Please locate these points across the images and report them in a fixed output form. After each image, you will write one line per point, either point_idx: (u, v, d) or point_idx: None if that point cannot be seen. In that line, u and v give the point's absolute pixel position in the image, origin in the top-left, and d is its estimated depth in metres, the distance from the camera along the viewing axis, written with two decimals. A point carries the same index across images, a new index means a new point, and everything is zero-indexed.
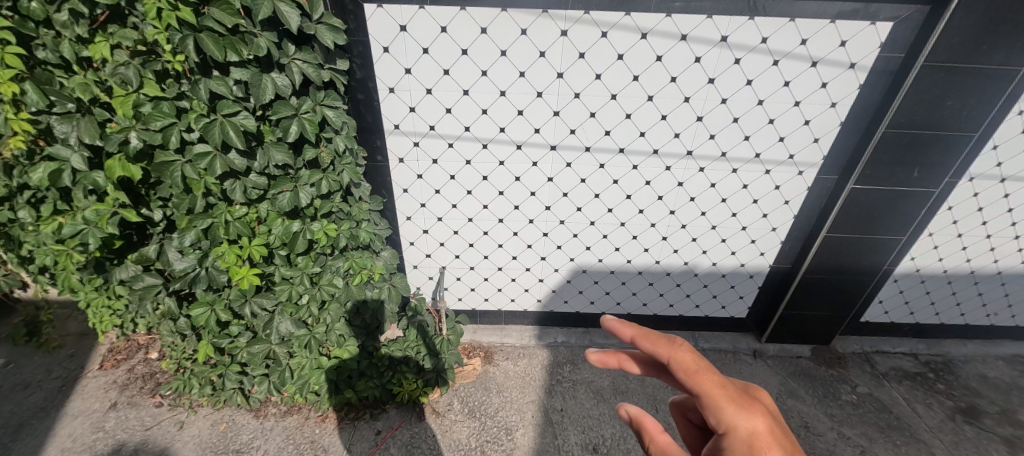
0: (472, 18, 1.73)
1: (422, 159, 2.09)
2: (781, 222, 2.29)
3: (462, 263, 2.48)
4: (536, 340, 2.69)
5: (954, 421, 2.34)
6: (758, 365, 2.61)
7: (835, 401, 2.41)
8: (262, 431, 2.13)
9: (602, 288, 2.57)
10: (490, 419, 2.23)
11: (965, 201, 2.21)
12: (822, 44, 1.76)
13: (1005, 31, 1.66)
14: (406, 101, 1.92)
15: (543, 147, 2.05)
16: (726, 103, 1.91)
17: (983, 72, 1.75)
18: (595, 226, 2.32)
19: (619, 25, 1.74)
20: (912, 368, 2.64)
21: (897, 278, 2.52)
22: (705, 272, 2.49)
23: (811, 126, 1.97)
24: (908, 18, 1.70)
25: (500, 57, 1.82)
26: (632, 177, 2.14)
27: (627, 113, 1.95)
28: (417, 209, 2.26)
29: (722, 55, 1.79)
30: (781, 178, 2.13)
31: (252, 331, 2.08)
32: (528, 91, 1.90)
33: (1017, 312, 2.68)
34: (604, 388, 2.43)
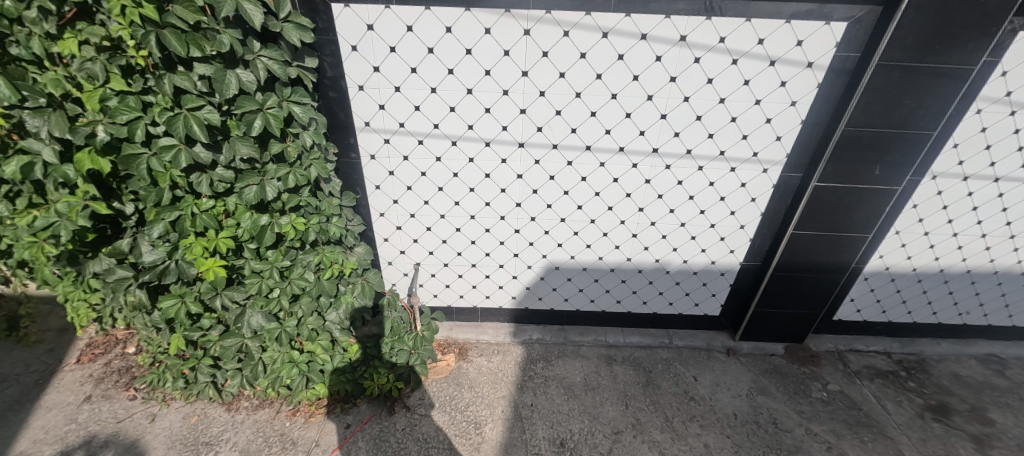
0: (437, 18, 1.78)
1: (393, 156, 2.13)
2: (749, 219, 2.31)
3: (436, 260, 2.51)
4: (511, 337, 2.72)
5: (923, 418, 2.35)
6: (731, 363, 2.63)
7: (806, 398, 2.43)
8: (232, 424, 2.15)
9: (575, 285, 2.60)
10: (460, 413, 2.26)
11: (929, 199, 2.24)
12: (780, 43, 1.80)
13: (956, 31, 1.70)
14: (375, 98, 1.96)
15: (510, 144, 2.09)
16: (689, 102, 1.95)
17: (937, 71, 1.79)
18: (565, 223, 2.35)
19: (580, 24, 1.78)
20: (884, 367, 2.65)
21: (867, 276, 2.54)
22: (677, 270, 2.52)
23: (773, 124, 2.01)
24: (861, 18, 1.74)
25: (466, 56, 1.86)
26: (600, 174, 2.17)
27: (591, 111, 1.98)
28: (390, 206, 2.30)
29: (682, 54, 1.84)
30: (747, 175, 2.16)
31: (223, 325, 2.12)
32: (494, 89, 1.94)
33: (989, 311, 2.69)
34: (576, 384, 2.45)
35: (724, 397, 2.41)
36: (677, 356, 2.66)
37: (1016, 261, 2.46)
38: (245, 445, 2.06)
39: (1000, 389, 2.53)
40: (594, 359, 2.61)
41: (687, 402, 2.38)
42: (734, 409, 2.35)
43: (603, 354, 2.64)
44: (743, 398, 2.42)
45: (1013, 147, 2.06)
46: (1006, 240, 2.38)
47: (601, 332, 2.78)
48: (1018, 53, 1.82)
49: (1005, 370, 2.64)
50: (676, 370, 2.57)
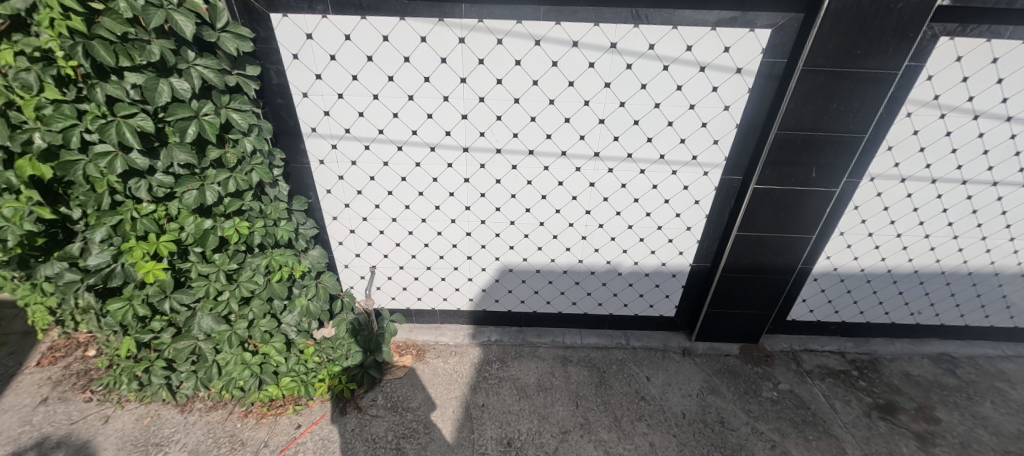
0: (374, 27, 1.83)
1: (341, 160, 2.18)
2: (694, 221, 2.36)
3: (391, 263, 2.55)
4: (469, 338, 2.75)
5: (870, 417, 2.38)
6: (685, 363, 2.67)
7: (755, 397, 2.46)
8: (184, 425, 2.18)
9: (530, 287, 2.64)
10: (410, 414, 2.29)
11: (870, 201, 2.28)
12: (707, 49, 1.86)
13: (874, 37, 1.75)
14: (320, 105, 2.02)
15: (455, 148, 2.14)
16: (624, 107, 2.00)
17: (860, 76, 1.84)
18: (515, 226, 2.39)
19: (512, 32, 1.84)
20: (837, 366, 2.68)
21: (816, 277, 2.58)
22: (629, 271, 2.56)
23: (709, 128, 2.06)
24: (784, 25, 1.80)
25: (404, 64, 1.92)
26: (545, 178, 2.22)
27: (531, 116, 2.03)
28: (341, 209, 2.35)
29: (614, 61, 1.89)
30: (688, 178, 2.20)
31: (176, 327, 2.16)
32: (434, 96, 1.99)
33: (940, 311, 2.73)
34: (528, 385, 2.48)
35: (674, 397, 2.45)
36: (632, 356, 2.69)
37: (962, 261, 2.50)
38: (194, 446, 2.10)
39: (949, 388, 2.57)
40: (549, 360, 2.65)
41: (637, 402, 2.41)
42: (683, 408, 2.38)
43: (559, 355, 2.68)
44: (692, 398, 2.45)
45: (946, 149, 2.11)
46: (949, 241, 2.42)
47: (559, 334, 2.82)
48: (940, 57, 1.87)
49: (955, 369, 2.68)
50: (630, 370, 2.60)
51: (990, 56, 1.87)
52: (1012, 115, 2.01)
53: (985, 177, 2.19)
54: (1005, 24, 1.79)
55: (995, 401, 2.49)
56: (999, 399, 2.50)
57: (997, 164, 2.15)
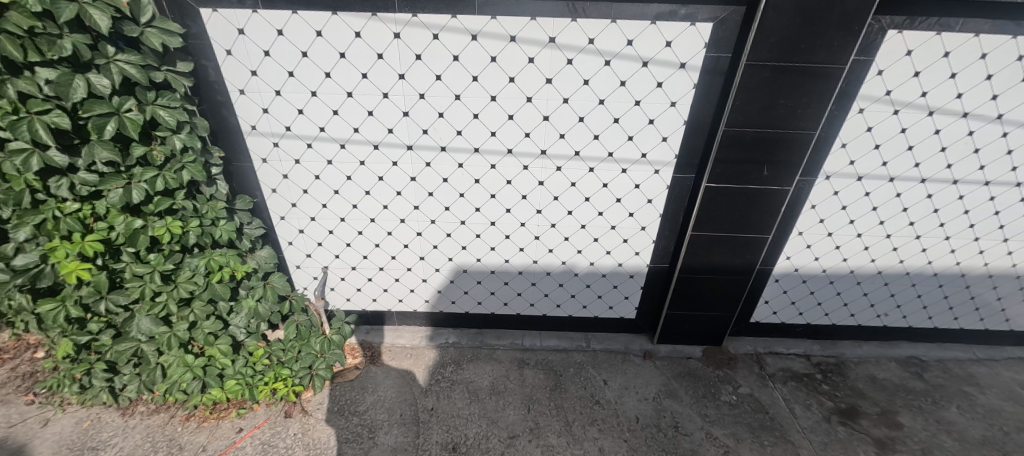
0: (306, 22, 1.79)
1: (284, 159, 2.14)
2: (649, 221, 2.30)
3: (343, 263, 2.51)
4: (427, 341, 2.70)
5: (829, 422, 2.32)
6: (646, 366, 2.61)
7: (713, 401, 2.40)
8: (124, 429, 2.15)
9: (486, 288, 2.60)
10: (357, 418, 2.24)
11: (827, 200, 2.22)
12: (649, 43, 1.81)
13: (818, 30, 1.70)
14: (257, 102, 1.98)
15: (399, 147, 2.09)
16: (568, 103, 1.95)
17: (806, 71, 1.79)
18: (466, 225, 2.35)
19: (448, 27, 1.79)
20: (801, 370, 2.62)
21: (778, 278, 2.52)
22: (586, 272, 2.50)
23: (657, 125, 2.00)
24: (725, 19, 1.75)
25: (340, 60, 1.87)
26: (493, 176, 2.17)
27: (474, 113, 1.99)
28: (288, 209, 2.30)
29: (554, 56, 1.84)
30: (639, 176, 2.15)
31: (115, 329, 2.12)
32: (374, 92, 1.95)
33: (908, 313, 2.67)
34: (481, 388, 2.43)
35: (630, 401, 2.39)
36: (592, 359, 2.64)
37: (927, 262, 2.44)
38: (130, 450, 2.06)
39: (915, 392, 2.50)
40: (506, 363, 2.59)
41: (591, 406, 2.36)
42: (637, 412, 2.33)
43: (517, 358, 2.63)
44: (648, 402, 2.39)
45: (903, 146, 2.05)
46: (912, 241, 2.36)
47: (518, 336, 2.77)
48: (890, 52, 1.81)
49: (923, 372, 2.61)
50: (587, 373, 2.54)
51: (942, 50, 1.81)
52: (968, 111, 1.95)
53: (944, 175, 2.13)
54: (954, 17, 1.74)
55: (961, 406, 2.42)
56: (965, 403, 2.43)
57: (956, 162, 2.09)
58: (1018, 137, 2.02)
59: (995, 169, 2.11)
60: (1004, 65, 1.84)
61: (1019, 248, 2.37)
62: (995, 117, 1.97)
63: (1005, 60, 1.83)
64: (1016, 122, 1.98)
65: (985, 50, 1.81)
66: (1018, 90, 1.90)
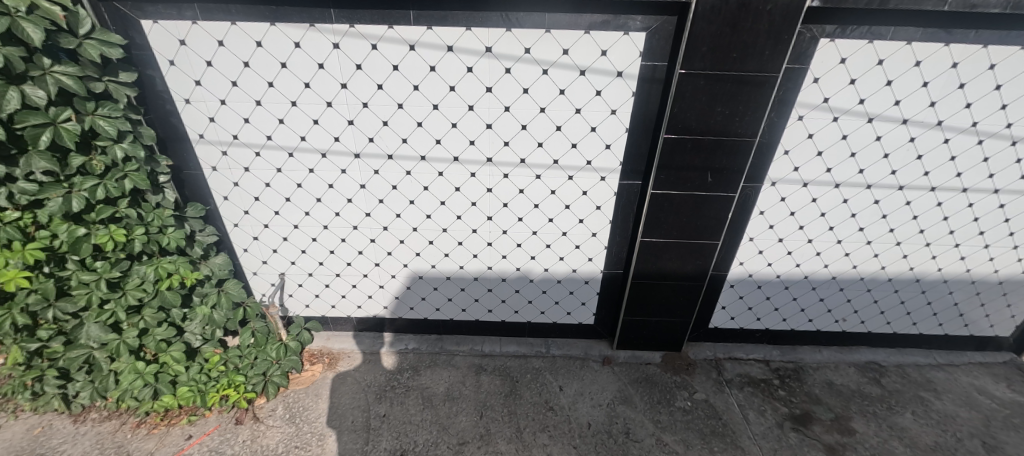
0: (245, 33, 1.82)
1: (233, 167, 2.16)
2: (599, 227, 2.31)
3: (300, 270, 2.52)
4: (386, 346, 2.71)
5: (781, 428, 2.31)
6: (603, 372, 2.61)
7: (666, 407, 2.40)
8: (73, 436, 2.16)
9: (443, 294, 2.61)
10: (308, 425, 2.24)
11: (775, 206, 2.24)
12: (584, 53, 1.83)
13: (747, 39, 1.72)
14: (203, 111, 2.00)
15: (346, 155, 2.11)
16: (510, 111, 1.97)
17: (740, 79, 1.81)
18: (418, 232, 2.36)
19: (385, 37, 1.81)
20: (759, 375, 2.62)
21: (733, 283, 2.54)
22: (540, 278, 2.52)
23: (599, 133, 2.02)
24: (657, 28, 1.77)
25: (282, 69, 1.90)
26: (441, 183, 2.19)
27: (417, 121, 2.01)
28: (241, 216, 2.32)
29: (492, 65, 1.86)
30: (586, 183, 2.17)
31: (66, 336, 2.13)
32: (317, 101, 1.97)
33: (866, 318, 2.67)
34: (436, 394, 2.43)
35: (583, 407, 2.39)
36: (550, 365, 2.64)
37: (880, 267, 2.45)
38: None
39: (871, 397, 2.49)
40: (463, 369, 2.60)
41: (544, 412, 2.36)
42: (589, 419, 2.33)
43: (474, 364, 2.63)
44: (602, 408, 2.39)
45: (846, 153, 2.06)
46: (863, 246, 2.37)
47: (478, 342, 2.78)
48: (823, 60, 1.84)
49: (881, 378, 2.61)
50: (543, 379, 2.55)
51: (876, 57, 1.83)
52: (908, 117, 1.96)
53: (890, 181, 2.14)
54: (885, 25, 1.75)
55: (916, 412, 2.41)
56: (921, 409, 2.43)
57: (900, 168, 2.10)
58: (959, 144, 2.03)
59: (939, 175, 2.12)
60: (939, 72, 1.86)
61: (972, 253, 2.38)
62: (935, 124, 1.98)
63: (939, 67, 1.85)
64: (957, 128, 1.99)
65: (919, 58, 1.83)
66: (955, 96, 1.91)
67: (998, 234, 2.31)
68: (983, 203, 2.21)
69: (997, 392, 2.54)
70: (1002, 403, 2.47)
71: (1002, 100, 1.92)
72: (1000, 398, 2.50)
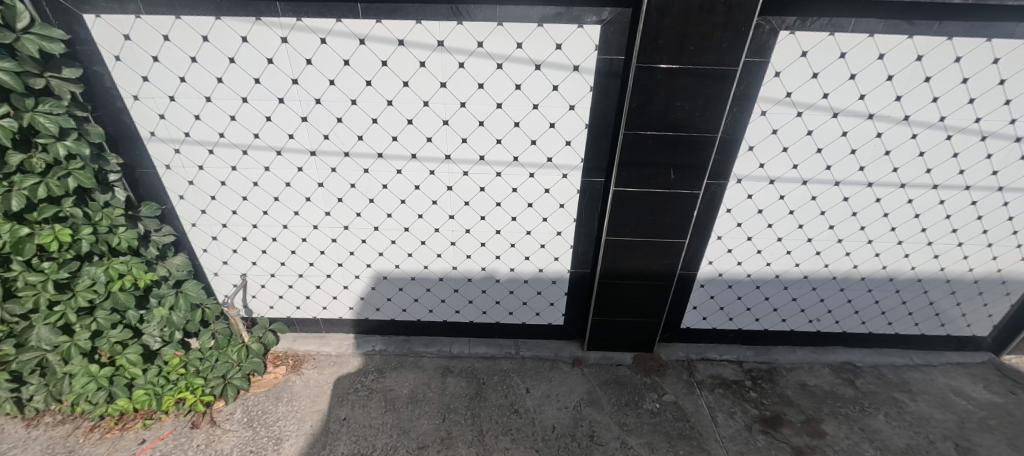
0: (191, 27, 1.77)
1: (187, 165, 2.11)
2: (563, 226, 2.27)
3: (262, 270, 2.48)
4: (353, 348, 2.67)
5: (750, 430, 2.26)
6: (572, 373, 2.57)
7: (634, 410, 2.36)
8: (25, 441, 2.12)
9: (409, 295, 2.57)
10: (265, 429, 2.19)
11: (741, 204, 2.19)
12: (538, 46, 1.78)
13: (703, 32, 1.67)
14: (153, 108, 1.96)
15: (302, 152, 2.07)
16: (466, 107, 1.93)
17: (698, 73, 1.76)
18: (380, 231, 2.31)
19: (334, 31, 1.77)
20: (731, 376, 2.57)
21: (703, 283, 2.49)
22: (507, 278, 2.47)
23: (558, 129, 1.98)
24: (612, 21, 1.72)
25: (230, 65, 1.85)
26: (400, 182, 2.14)
27: (372, 118, 1.96)
28: (199, 216, 2.27)
29: (445, 60, 1.82)
30: (547, 181, 2.12)
31: (16, 338, 2.04)
32: (268, 97, 1.92)
33: (840, 318, 2.63)
34: (399, 397, 2.39)
35: (549, 410, 2.34)
36: (518, 367, 2.60)
37: (852, 266, 2.40)
38: None
39: (844, 399, 2.45)
40: (429, 371, 2.55)
41: (508, 415, 2.31)
42: (554, 422, 2.28)
43: (441, 366, 2.59)
44: (568, 410, 2.35)
45: (812, 149, 2.02)
46: (834, 245, 2.32)
47: (447, 343, 2.73)
48: (784, 53, 1.79)
49: (855, 379, 2.56)
50: (511, 381, 2.50)
51: (838, 51, 1.78)
52: (873, 112, 1.92)
53: (858, 178, 2.10)
54: (845, 17, 1.71)
55: (889, 414, 2.36)
56: (894, 411, 2.38)
57: (868, 164, 2.06)
58: (928, 139, 1.98)
59: (909, 172, 2.07)
60: (904, 65, 1.81)
61: (945, 251, 2.33)
62: (902, 119, 1.93)
63: (903, 61, 1.80)
64: (924, 123, 1.94)
65: (882, 51, 1.78)
66: (921, 90, 1.86)
67: (971, 231, 2.26)
68: (955, 200, 2.16)
69: (973, 393, 2.49)
70: (978, 405, 2.42)
71: (970, 95, 1.87)
72: (976, 400, 2.45)
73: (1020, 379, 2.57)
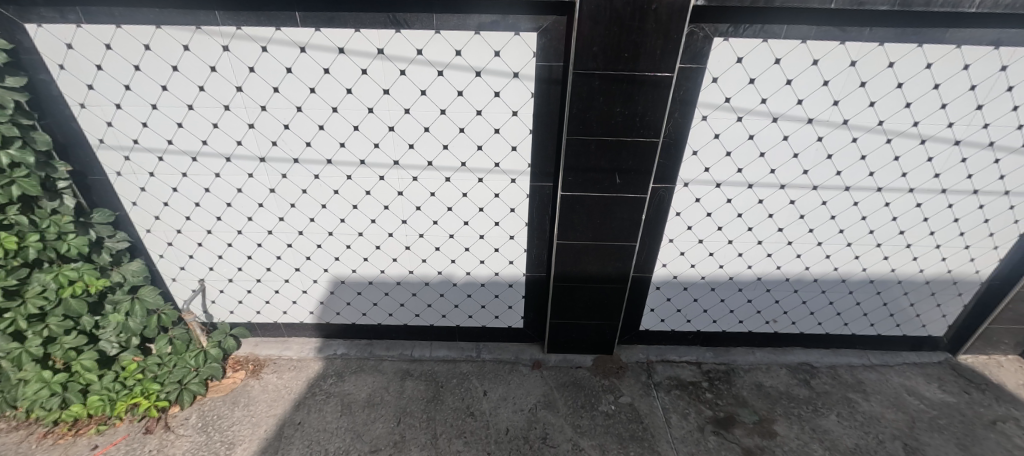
0: (132, 36, 1.79)
1: (138, 172, 2.12)
2: (516, 230, 2.29)
3: (220, 275, 2.49)
4: (314, 352, 2.68)
5: (702, 431, 2.28)
6: (531, 376, 2.58)
7: (589, 412, 2.37)
8: None
9: (368, 299, 2.59)
10: (218, 434, 2.20)
11: (690, 207, 2.22)
12: (476, 53, 1.81)
13: (636, 39, 1.69)
14: (100, 116, 1.97)
15: (251, 159, 2.08)
16: (410, 114, 1.94)
17: (634, 79, 1.79)
18: (334, 236, 2.33)
19: (274, 40, 1.78)
20: (688, 378, 2.59)
21: (659, 285, 2.52)
22: (463, 282, 2.50)
23: (503, 135, 2.00)
24: (548, 29, 1.75)
25: (174, 73, 1.87)
26: (351, 187, 2.16)
27: (319, 124, 1.98)
28: (153, 222, 2.28)
29: (386, 67, 1.84)
30: (496, 185, 2.14)
31: None
32: (214, 105, 1.94)
33: (796, 319, 2.66)
34: (356, 401, 2.39)
35: (504, 413, 2.36)
36: (478, 370, 2.61)
37: (804, 267, 2.43)
38: None
39: (798, 399, 2.47)
40: (389, 374, 2.56)
41: (463, 418, 2.32)
42: (508, 424, 2.29)
43: (401, 369, 2.60)
44: (523, 413, 2.36)
45: (755, 153, 2.04)
46: (784, 247, 2.35)
47: (409, 346, 2.74)
48: (720, 59, 1.81)
49: (811, 379, 2.59)
50: (469, 384, 2.51)
51: (772, 57, 1.81)
52: (812, 117, 1.94)
53: (803, 181, 2.12)
54: (776, 24, 1.74)
55: (842, 414, 2.38)
56: (847, 411, 2.40)
57: (811, 168, 2.09)
58: (868, 143, 2.01)
59: (852, 175, 2.10)
60: (839, 71, 1.84)
61: (894, 253, 2.37)
62: (841, 123, 1.96)
63: (838, 66, 1.83)
64: (864, 127, 1.97)
65: (816, 57, 1.81)
66: (858, 95, 1.89)
67: (918, 233, 2.29)
68: (900, 202, 2.18)
69: (927, 393, 2.51)
70: (930, 404, 2.44)
71: (906, 99, 1.89)
72: (930, 399, 2.47)
73: (974, 378, 2.60)
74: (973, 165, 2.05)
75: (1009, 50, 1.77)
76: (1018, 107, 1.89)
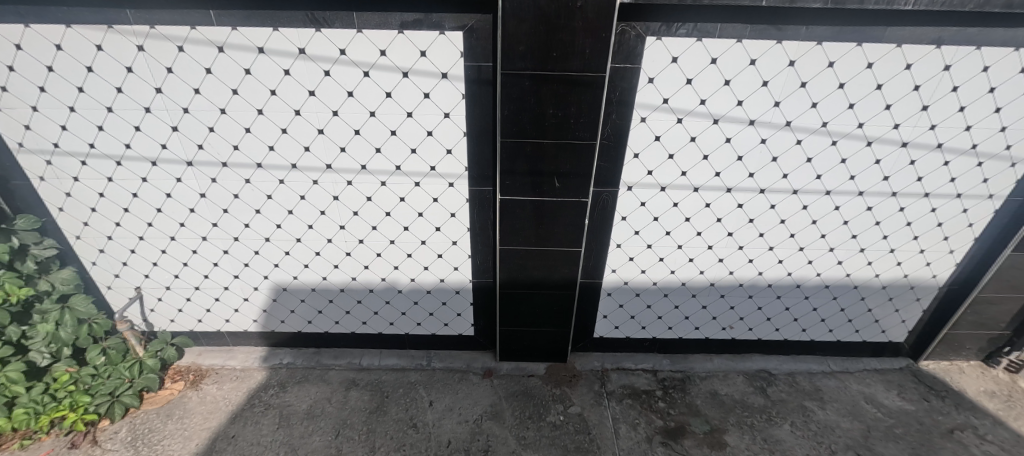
0: (42, 36, 1.72)
1: (62, 177, 2.05)
2: (458, 235, 2.23)
3: (156, 283, 2.42)
4: (259, 361, 2.60)
5: (650, 442, 2.21)
6: (481, 385, 2.51)
7: (536, 422, 2.30)
8: None
9: (312, 306, 2.51)
10: (146, 448, 2.12)
11: (636, 211, 2.16)
12: (402, 54, 1.74)
13: (564, 38, 1.63)
14: (17, 119, 1.89)
15: (178, 163, 2.01)
16: (338, 116, 1.88)
17: (566, 80, 1.72)
18: (272, 242, 2.26)
19: (190, 39, 1.72)
20: (643, 386, 2.52)
21: (610, 291, 2.46)
22: (409, 289, 2.43)
23: (436, 137, 1.93)
24: (474, 28, 1.68)
25: (89, 74, 1.79)
26: (284, 192, 2.09)
27: (245, 127, 1.91)
28: (82, 228, 2.21)
29: (309, 67, 1.77)
30: (434, 189, 2.07)
31: None
32: (134, 107, 1.86)
33: (752, 325, 2.60)
34: (296, 412, 2.32)
35: (448, 424, 2.28)
36: (426, 378, 2.53)
37: (757, 272, 2.38)
38: None
39: (753, 408, 2.40)
40: (334, 384, 2.49)
41: (404, 430, 2.24)
42: (450, 436, 2.22)
43: (347, 379, 2.52)
44: (467, 424, 2.29)
45: (698, 155, 1.99)
46: (735, 251, 2.30)
47: (358, 355, 2.67)
48: (654, 59, 1.75)
49: (768, 387, 2.52)
50: (415, 394, 2.44)
51: (708, 56, 1.75)
52: (753, 118, 1.89)
53: (749, 184, 2.07)
54: (710, 23, 1.68)
55: (796, 423, 2.32)
56: (801, 420, 2.34)
57: (757, 170, 2.03)
58: (814, 145, 1.95)
59: (799, 178, 2.04)
60: (778, 71, 1.78)
61: (848, 257, 2.31)
62: (784, 125, 1.90)
63: (777, 66, 1.77)
64: (807, 129, 1.91)
65: (754, 56, 1.75)
66: (800, 96, 1.83)
67: (871, 238, 2.23)
68: (851, 205, 2.13)
69: (885, 401, 2.45)
70: (888, 413, 2.38)
71: (849, 100, 1.84)
72: (887, 407, 2.41)
73: (934, 385, 2.55)
74: (923, 167, 2.00)
75: (952, 49, 1.72)
76: (964, 108, 1.84)
